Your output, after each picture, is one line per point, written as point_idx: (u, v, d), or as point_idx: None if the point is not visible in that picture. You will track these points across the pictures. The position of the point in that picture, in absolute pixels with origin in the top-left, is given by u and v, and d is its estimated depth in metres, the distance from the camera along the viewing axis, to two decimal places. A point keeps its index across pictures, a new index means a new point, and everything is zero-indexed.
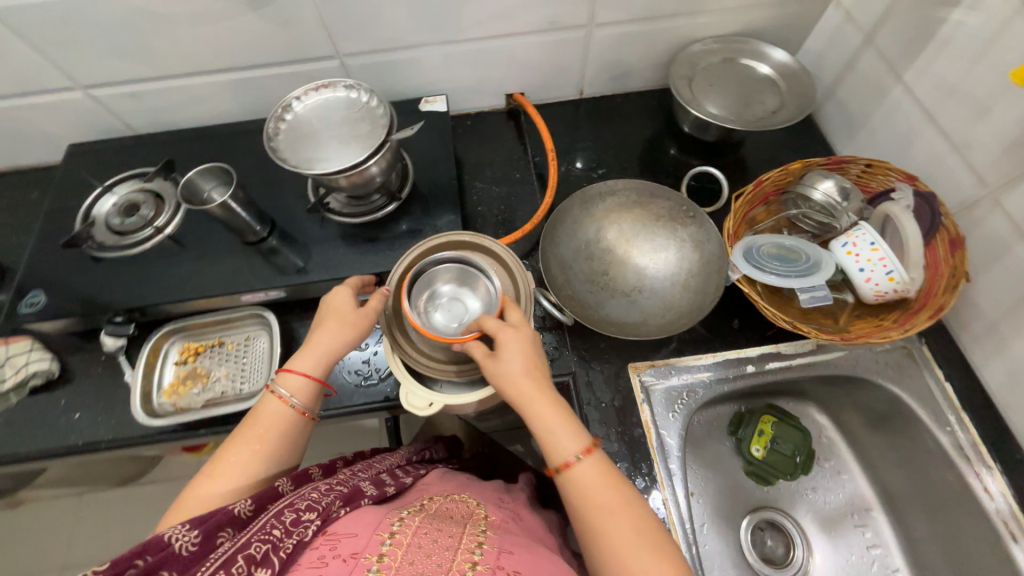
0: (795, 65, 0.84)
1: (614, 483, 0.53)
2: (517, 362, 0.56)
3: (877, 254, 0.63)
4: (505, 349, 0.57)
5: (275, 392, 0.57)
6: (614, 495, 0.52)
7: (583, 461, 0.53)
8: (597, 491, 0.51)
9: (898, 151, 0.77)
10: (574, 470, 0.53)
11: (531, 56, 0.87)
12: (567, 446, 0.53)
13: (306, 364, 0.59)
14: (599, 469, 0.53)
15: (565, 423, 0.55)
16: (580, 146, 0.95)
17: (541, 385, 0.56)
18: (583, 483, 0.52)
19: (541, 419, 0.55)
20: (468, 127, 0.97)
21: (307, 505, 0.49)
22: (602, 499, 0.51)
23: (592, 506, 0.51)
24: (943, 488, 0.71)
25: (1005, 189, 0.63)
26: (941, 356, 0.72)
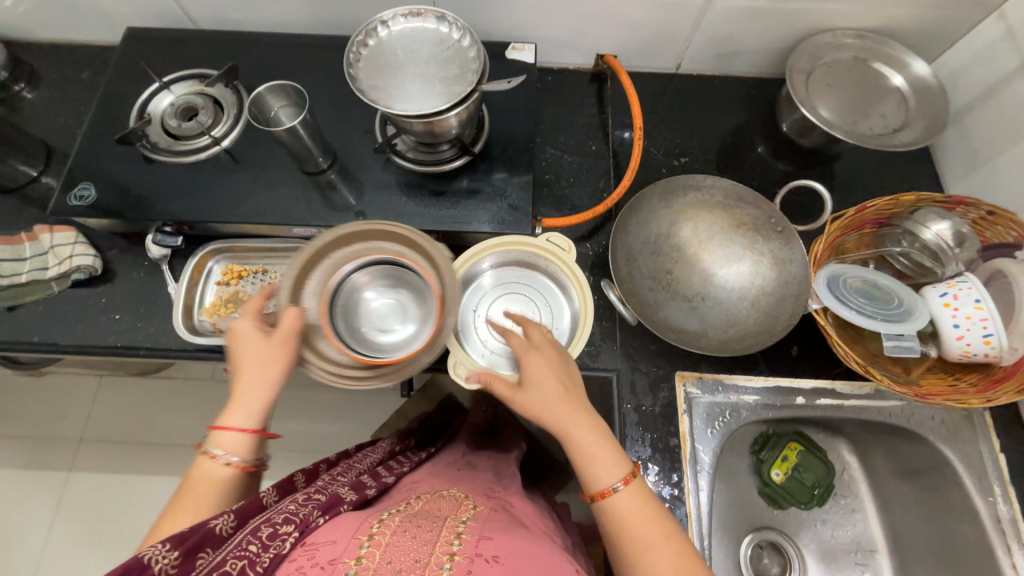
0: (930, 79, 0.74)
1: (657, 515, 0.50)
2: (546, 381, 0.55)
3: (981, 313, 0.58)
4: (535, 373, 0.55)
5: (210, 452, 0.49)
6: (646, 518, 0.50)
7: (624, 489, 0.51)
8: (637, 522, 0.49)
9: (1021, 201, 0.69)
10: (613, 498, 0.51)
11: (638, 15, 0.78)
12: (609, 474, 0.51)
13: (238, 419, 0.50)
14: (640, 499, 0.51)
15: (606, 449, 0.52)
16: (664, 127, 0.87)
17: (578, 409, 0.54)
18: (622, 514, 0.50)
19: (580, 445, 0.53)
20: (548, 83, 0.89)
21: (285, 518, 0.46)
22: (641, 533, 0.49)
23: (630, 535, 0.49)
24: (964, 553, 0.69)
25: None
26: (1001, 426, 0.69)
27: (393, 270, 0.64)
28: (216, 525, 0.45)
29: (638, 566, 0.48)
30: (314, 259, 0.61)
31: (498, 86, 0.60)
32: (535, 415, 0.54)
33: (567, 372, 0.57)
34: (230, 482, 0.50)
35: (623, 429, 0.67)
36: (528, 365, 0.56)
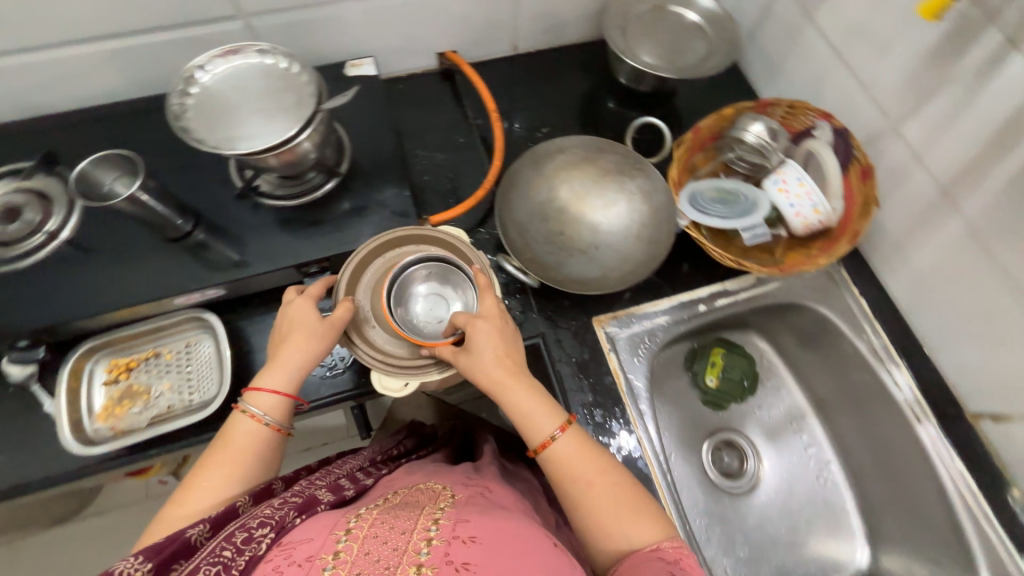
0: (718, 10, 0.86)
1: (595, 454, 0.56)
2: (488, 350, 0.57)
3: (804, 188, 0.70)
4: (482, 341, 0.58)
5: (247, 412, 0.55)
6: (586, 460, 0.55)
7: (562, 437, 0.55)
8: (576, 464, 0.54)
9: (813, 91, 0.83)
10: (553, 448, 0.55)
11: (459, 8, 0.82)
12: (546, 425, 0.55)
13: (275, 381, 0.57)
14: (578, 443, 0.56)
15: (542, 405, 0.56)
16: (520, 105, 0.93)
17: (516, 373, 0.58)
18: (563, 460, 0.55)
19: (518, 406, 0.56)
20: (401, 91, 0.91)
21: (259, 522, 0.46)
22: (582, 472, 0.54)
23: (570, 476, 0.54)
24: (864, 388, 0.81)
25: (903, 120, 0.70)
26: (856, 276, 0.81)
27: (444, 268, 0.67)
28: (192, 535, 0.46)
29: (578, 506, 0.53)
30: (381, 249, 0.67)
31: (340, 101, 0.60)
32: (478, 378, 0.58)
33: (510, 337, 0.60)
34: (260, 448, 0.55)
35: (562, 384, 0.71)
36: (475, 332, 0.58)
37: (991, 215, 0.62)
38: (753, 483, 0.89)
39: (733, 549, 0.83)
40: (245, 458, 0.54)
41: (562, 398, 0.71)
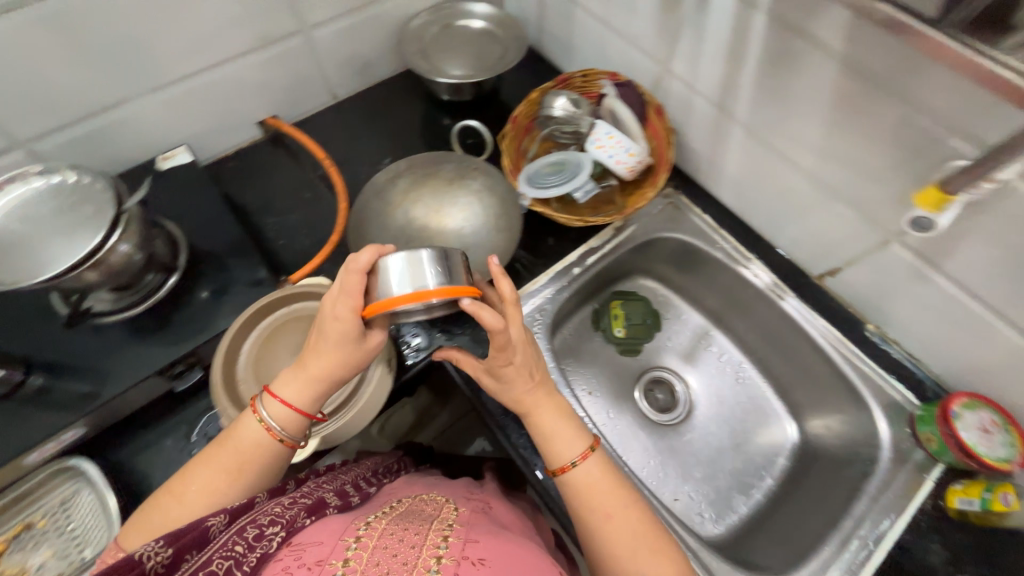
0: (499, 13, 0.95)
1: (618, 483, 0.59)
2: (521, 380, 0.61)
3: (614, 140, 0.78)
4: (513, 378, 0.60)
5: (258, 411, 0.55)
6: (610, 489, 0.58)
7: (582, 463, 0.59)
8: (598, 489, 0.58)
9: (602, 58, 0.93)
10: (573, 473, 0.59)
11: (261, 75, 0.84)
12: (569, 450, 0.60)
13: (292, 394, 0.56)
14: (601, 469, 0.59)
15: (571, 428, 0.61)
16: (357, 146, 0.96)
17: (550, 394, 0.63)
18: (585, 483, 0.58)
19: (549, 427, 0.61)
20: (233, 168, 0.90)
21: (270, 520, 0.48)
22: (598, 501, 0.57)
23: (590, 502, 0.57)
24: (736, 289, 0.91)
25: (670, 60, 0.81)
26: (694, 198, 0.92)
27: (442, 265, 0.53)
28: (211, 525, 0.48)
29: (595, 531, 0.56)
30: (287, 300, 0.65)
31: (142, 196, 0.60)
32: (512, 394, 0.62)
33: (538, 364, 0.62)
34: (265, 459, 0.55)
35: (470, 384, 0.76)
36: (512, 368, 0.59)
37: (755, 113, 0.74)
38: (689, 407, 0.95)
39: (689, 474, 0.88)
40: (243, 469, 0.54)
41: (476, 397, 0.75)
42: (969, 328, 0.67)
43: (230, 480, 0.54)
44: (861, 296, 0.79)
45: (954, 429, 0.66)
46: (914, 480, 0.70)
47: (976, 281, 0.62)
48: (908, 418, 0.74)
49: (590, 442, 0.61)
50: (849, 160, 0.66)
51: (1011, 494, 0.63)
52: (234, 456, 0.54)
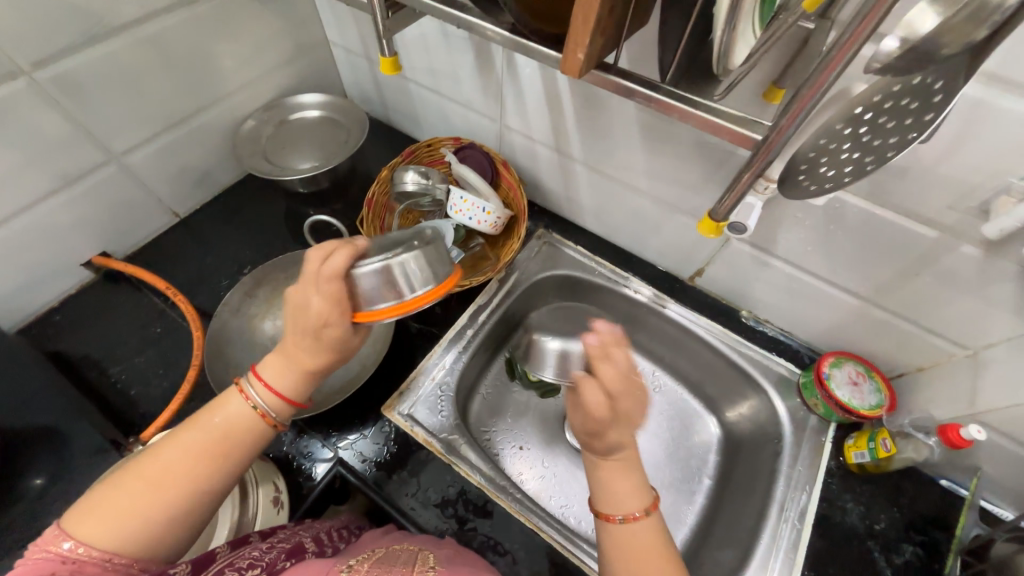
0: (334, 98, 0.95)
1: (666, 553, 0.47)
2: (635, 409, 0.49)
3: (468, 203, 0.80)
4: (621, 400, 0.49)
5: (246, 393, 0.50)
6: (660, 558, 0.47)
7: (642, 522, 0.48)
8: (648, 557, 0.46)
9: (446, 123, 0.96)
10: (626, 527, 0.48)
11: (75, 217, 0.76)
12: (630, 503, 0.48)
13: (277, 370, 0.51)
14: (652, 533, 0.48)
15: (638, 481, 0.50)
16: (211, 261, 0.89)
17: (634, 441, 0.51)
18: (630, 541, 0.48)
19: (610, 470, 0.50)
20: (61, 322, 0.79)
21: (249, 562, 0.45)
22: (650, 568, 0.46)
23: (630, 558, 0.47)
24: (625, 307, 0.95)
25: (503, 117, 0.85)
26: (565, 232, 0.96)
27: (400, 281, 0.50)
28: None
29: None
30: None
31: None
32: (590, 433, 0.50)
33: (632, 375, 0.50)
34: (248, 441, 0.49)
35: (381, 491, 0.70)
36: (588, 402, 0.48)
37: (587, 151, 0.79)
38: None
39: None
40: (222, 454, 0.47)
41: (392, 504, 0.69)
42: (814, 298, 0.75)
43: (204, 469, 0.45)
44: (728, 288, 0.85)
45: (830, 392, 0.72)
46: (816, 445, 0.76)
47: (803, 259, 0.70)
48: (796, 388, 0.80)
49: (649, 502, 0.49)
50: (672, 178, 0.72)
51: (888, 438, 0.69)
52: (216, 437, 0.47)
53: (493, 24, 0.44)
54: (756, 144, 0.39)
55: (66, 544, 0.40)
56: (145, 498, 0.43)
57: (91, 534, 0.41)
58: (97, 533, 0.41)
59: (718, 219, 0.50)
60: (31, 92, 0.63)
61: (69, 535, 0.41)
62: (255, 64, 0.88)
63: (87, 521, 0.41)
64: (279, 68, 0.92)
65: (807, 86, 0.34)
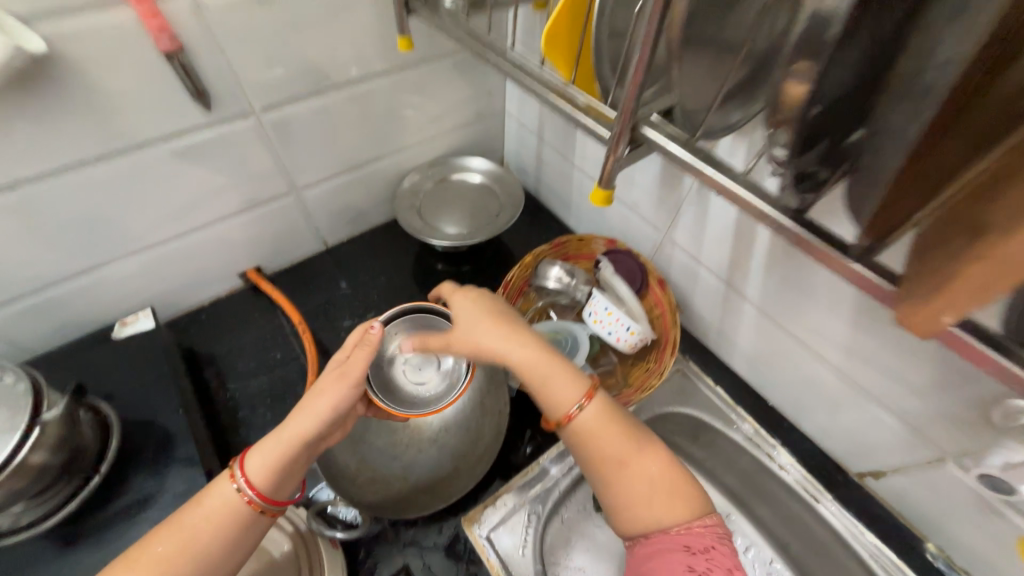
0: (497, 168, 0.95)
1: (620, 419, 0.53)
2: (484, 330, 0.55)
3: (613, 317, 0.72)
4: (489, 331, 0.55)
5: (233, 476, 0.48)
6: (617, 432, 0.52)
7: (587, 407, 0.52)
8: (602, 433, 0.51)
9: (600, 215, 0.91)
10: (580, 419, 0.52)
11: (247, 233, 0.81)
12: (567, 393, 0.52)
13: (268, 452, 0.48)
14: (601, 412, 0.53)
15: (565, 386, 0.53)
16: (342, 296, 0.91)
17: (529, 339, 0.55)
18: (588, 429, 0.52)
19: (533, 371, 0.53)
20: (203, 322, 0.85)
21: None
22: (610, 450, 0.51)
23: (598, 446, 0.51)
24: (757, 476, 0.78)
25: (671, 231, 0.77)
26: (704, 366, 0.83)
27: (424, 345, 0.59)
28: None
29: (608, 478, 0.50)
30: None
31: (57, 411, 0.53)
32: (473, 350, 0.55)
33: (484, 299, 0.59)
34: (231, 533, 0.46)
35: None
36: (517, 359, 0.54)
37: (766, 298, 0.67)
38: None
39: None
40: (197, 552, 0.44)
41: None
42: None
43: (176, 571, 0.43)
44: (916, 509, 0.66)
45: None
46: None
47: None
48: None
49: (586, 383, 0.53)
50: (882, 367, 0.57)
51: None
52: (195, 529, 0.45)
53: (774, 211, 0.38)
54: None
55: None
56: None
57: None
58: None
59: None
60: (254, 130, 0.69)
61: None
62: (435, 124, 0.90)
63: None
64: (455, 130, 0.94)
65: None
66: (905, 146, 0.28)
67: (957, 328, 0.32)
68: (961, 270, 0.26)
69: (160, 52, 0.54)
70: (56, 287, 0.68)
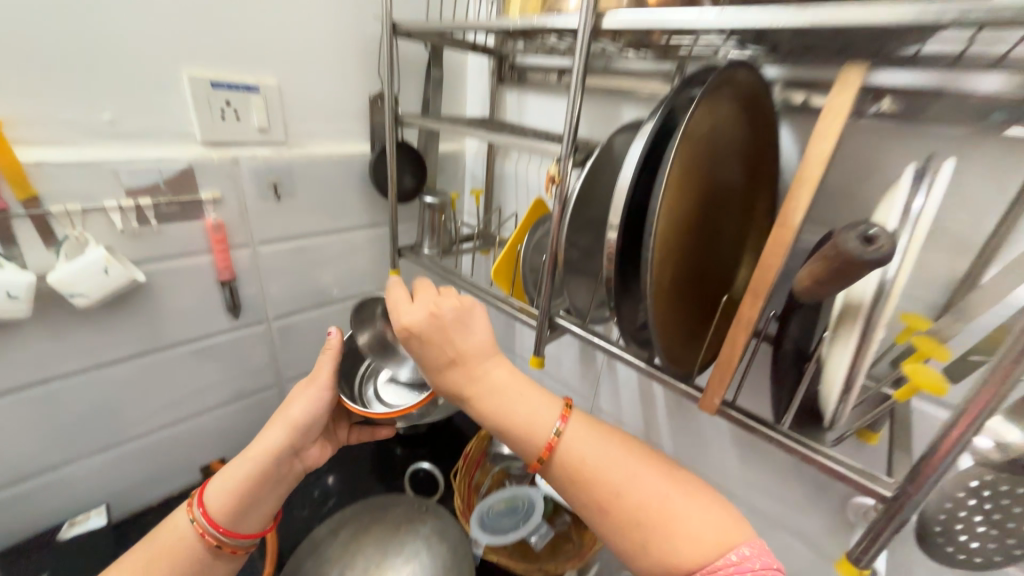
0: None
1: (612, 438, 0.47)
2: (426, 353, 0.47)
3: None
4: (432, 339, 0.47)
5: (193, 511, 0.52)
6: (613, 460, 0.45)
7: (567, 426, 0.46)
8: (591, 459, 0.45)
9: None
10: (562, 441, 0.45)
11: (225, 423, 0.89)
12: (546, 418, 0.46)
13: (234, 472, 0.55)
14: (584, 430, 0.47)
15: (537, 399, 0.47)
16: (303, 484, 0.93)
17: (483, 366, 0.48)
18: (574, 450, 0.45)
19: (495, 397, 0.47)
20: (150, 523, 0.82)
21: None
22: (608, 475, 0.44)
23: (592, 481, 0.44)
24: None
25: (597, 399, 0.97)
26: None
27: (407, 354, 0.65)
28: None
29: (616, 523, 0.43)
30: None
31: None
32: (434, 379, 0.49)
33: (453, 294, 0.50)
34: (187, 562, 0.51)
35: None
36: (481, 389, 0.47)
37: (678, 445, 0.84)
38: None
39: None
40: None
41: None
42: None
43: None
44: None
45: None
46: None
47: None
48: None
49: (561, 403, 0.48)
50: (771, 491, 0.73)
51: None
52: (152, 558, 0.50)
53: (631, 356, 0.55)
54: (886, 500, 0.39)
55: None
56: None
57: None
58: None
59: (860, 566, 0.43)
60: (262, 333, 0.87)
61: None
62: None
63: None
64: None
65: (925, 461, 0.36)
66: (677, 319, 0.49)
67: (731, 412, 0.46)
68: (712, 375, 0.44)
69: (219, 280, 0.75)
70: (18, 484, 0.68)
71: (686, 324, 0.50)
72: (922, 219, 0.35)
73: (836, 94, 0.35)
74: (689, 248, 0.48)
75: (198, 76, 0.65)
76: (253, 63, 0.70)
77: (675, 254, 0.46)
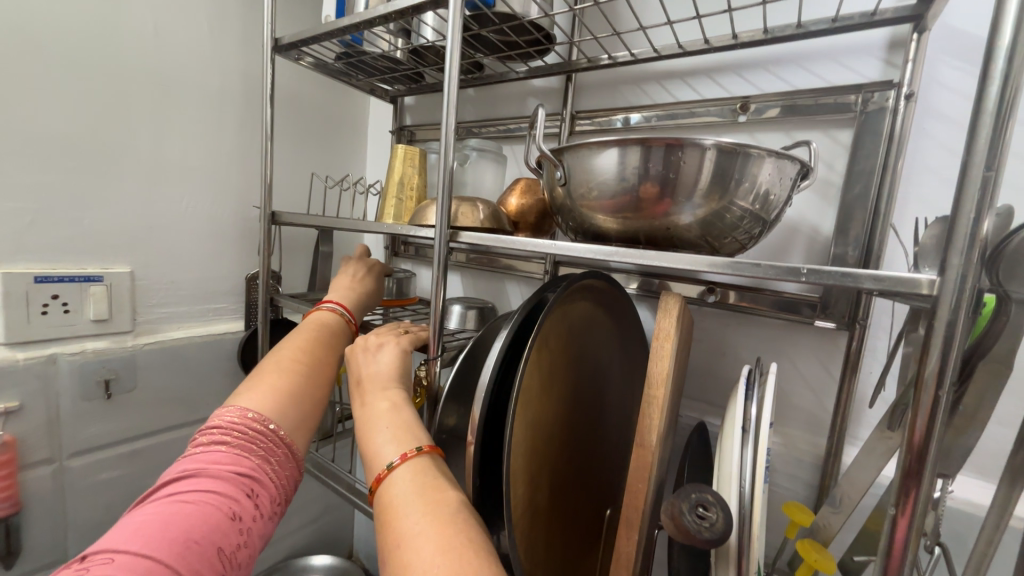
0: (342, 562, 0.92)
1: (443, 494, 0.34)
2: (363, 355, 0.48)
3: None
4: (353, 371, 0.47)
5: (326, 305, 0.57)
6: (419, 532, 0.31)
7: (398, 470, 0.36)
8: (400, 515, 0.33)
9: None
10: (387, 484, 0.36)
11: None
12: (383, 450, 0.38)
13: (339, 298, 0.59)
14: (417, 489, 0.34)
15: (389, 425, 0.40)
16: None
17: (369, 392, 0.44)
18: (393, 503, 0.34)
19: (362, 422, 0.42)
20: None
21: None
22: (411, 551, 0.30)
23: (389, 543, 0.32)
24: None
25: None
26: None
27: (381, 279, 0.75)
28: None
29: None
30: None
31: None
32: (356, 375, 0.47)
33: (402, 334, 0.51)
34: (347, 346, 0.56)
35: None
36: (364, 420, 0.42)
37: None
38: None
39: None
40: (329, 357, 0.52)
41: None
42: None
43: (318, 369, 0.50)
44: None
45: None
46: None
47: None
48: None
49: (420, 442, 0.39)
50: None
51: None
52: (322, 335, 0.53)
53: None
54: None
55: (242, 412, 0.42)
56: (287, 388, 0.46)
57: (261, 402, 0.44)
58: (267, 402, 0.44)
59: None
60: None
61: (242, 404, 0.43)
62: (278, 525, 0.93)
63: (247, 394, 0.44)
64: (299, 528, 0.97)
65: None
66: (546, 543, 0.42)
67: None
68: None
69: None
70: None
71: (555, 543, 0.44)
72: (760, 429, 0.34)
73: (664, 318, 0.38)
74: (555, 454, 0.44)
75: (17, 272, 0.57)
76: (103, 253, 0.64)
77: (544, 470, 0.42)
